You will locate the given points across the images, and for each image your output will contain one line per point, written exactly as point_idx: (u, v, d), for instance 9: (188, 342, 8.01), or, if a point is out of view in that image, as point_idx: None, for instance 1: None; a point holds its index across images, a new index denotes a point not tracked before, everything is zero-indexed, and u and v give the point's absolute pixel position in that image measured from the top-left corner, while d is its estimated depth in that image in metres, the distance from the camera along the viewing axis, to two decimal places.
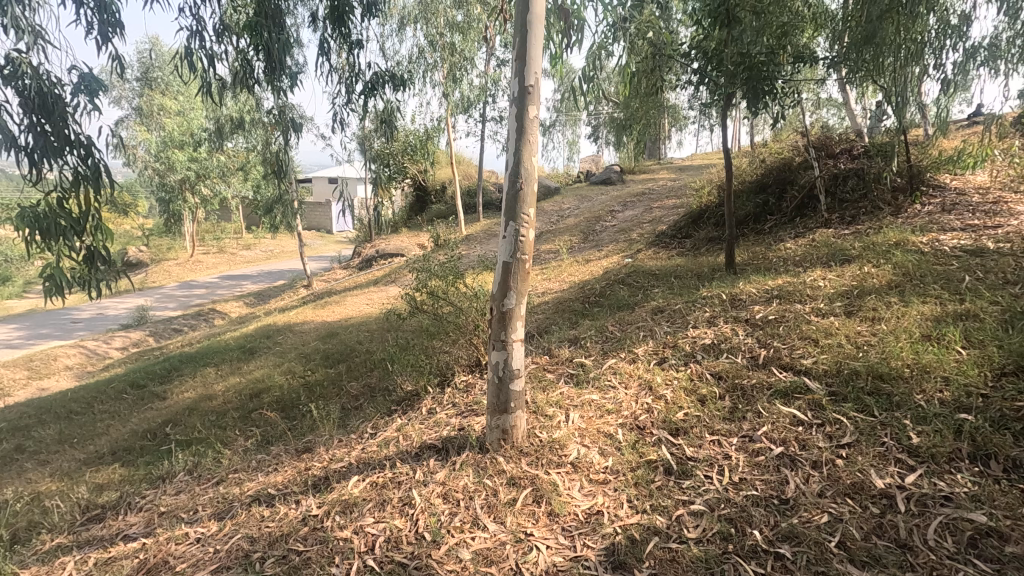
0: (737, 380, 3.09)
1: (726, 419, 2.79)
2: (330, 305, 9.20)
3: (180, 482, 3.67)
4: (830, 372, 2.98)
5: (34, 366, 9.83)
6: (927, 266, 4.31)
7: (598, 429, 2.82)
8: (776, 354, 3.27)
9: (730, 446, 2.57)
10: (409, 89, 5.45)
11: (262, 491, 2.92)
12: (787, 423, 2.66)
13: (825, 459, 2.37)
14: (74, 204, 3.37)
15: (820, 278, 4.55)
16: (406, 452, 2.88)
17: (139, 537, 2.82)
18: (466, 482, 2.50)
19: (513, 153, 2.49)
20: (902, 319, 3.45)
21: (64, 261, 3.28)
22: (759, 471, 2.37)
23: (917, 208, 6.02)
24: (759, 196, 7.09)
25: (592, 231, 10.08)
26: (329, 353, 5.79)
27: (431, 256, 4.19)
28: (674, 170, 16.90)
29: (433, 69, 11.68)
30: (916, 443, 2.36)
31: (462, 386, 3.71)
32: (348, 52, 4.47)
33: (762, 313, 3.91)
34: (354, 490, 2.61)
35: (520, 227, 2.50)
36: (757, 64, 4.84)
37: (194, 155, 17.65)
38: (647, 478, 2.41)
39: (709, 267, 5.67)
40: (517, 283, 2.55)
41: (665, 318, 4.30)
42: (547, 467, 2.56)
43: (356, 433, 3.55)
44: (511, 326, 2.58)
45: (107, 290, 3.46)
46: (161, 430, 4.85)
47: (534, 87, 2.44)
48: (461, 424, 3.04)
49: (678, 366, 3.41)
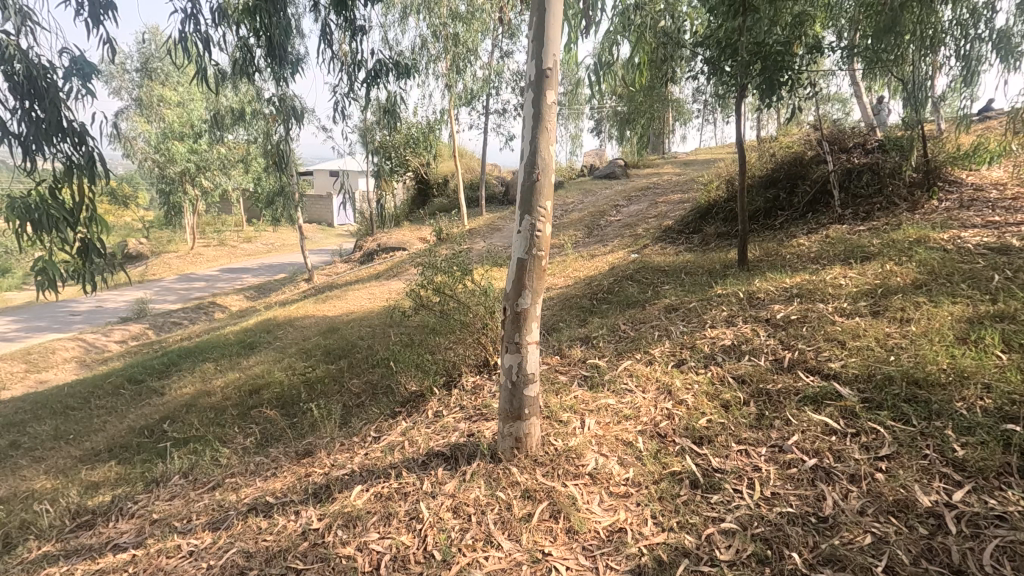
0: (762, 385, 2.92)
1: (752, 426, 2.62)
2: (331, 299, 9.07)
3: (174, 487, 3.50)
4: (861, 377, 2.80)
5: (33, 360, 9.76)
6: (952, 264, 4.13)
7: (617, 437, 2.65)
8: (802, 357, 3.11)
9: (760, 457, 2.40)
10: (412, 77, 5.25)
11: (259, 499, 2.76)
12: (818, 432, 2.49)
13: (864, 473, 2.20)
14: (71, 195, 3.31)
15: (840, 276, 4.37)
16: (412, 460, 2.70)
17: (129, 548, 2.66)
18: (477, 495, 2.33)
19: (528, 141, 2.31)
20: (934, 321, 3.27)
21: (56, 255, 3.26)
22: (793, 484, 2.21)
23: (934, 204, 5.84)
24: (770, 191, 6.86)
25: (596, 226, 9.87)
26: (329, 349, 5.63)
27: (436, 251, 4.01)
28: (679, 165, 16.61)
29: (435, 60, 11.46)
30: (961, 456, 2.19)
31: (469, 387, 3.54)
32: (351, 38, 4.27)
33: (783, 313, 3.74)
34: (358, 501, 2.44)
35: (536, 222, 2.33)
36: (772, 53, 4.63)
37: (194, 146, 17.53)
38: (672, 492, 2.24)
39: (721, 263, 5.50)
40: (533, 281, 2.37)
41: (680, 317, 4.13)
42: (563, 479, 2.38)
43: (358, 436, 3.38)
44: (525, 327, 2.41)
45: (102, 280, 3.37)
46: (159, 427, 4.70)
47: (553, 70, 2.26)
48: (470, 429, 2.87)
49: (696, 369, 3.24)
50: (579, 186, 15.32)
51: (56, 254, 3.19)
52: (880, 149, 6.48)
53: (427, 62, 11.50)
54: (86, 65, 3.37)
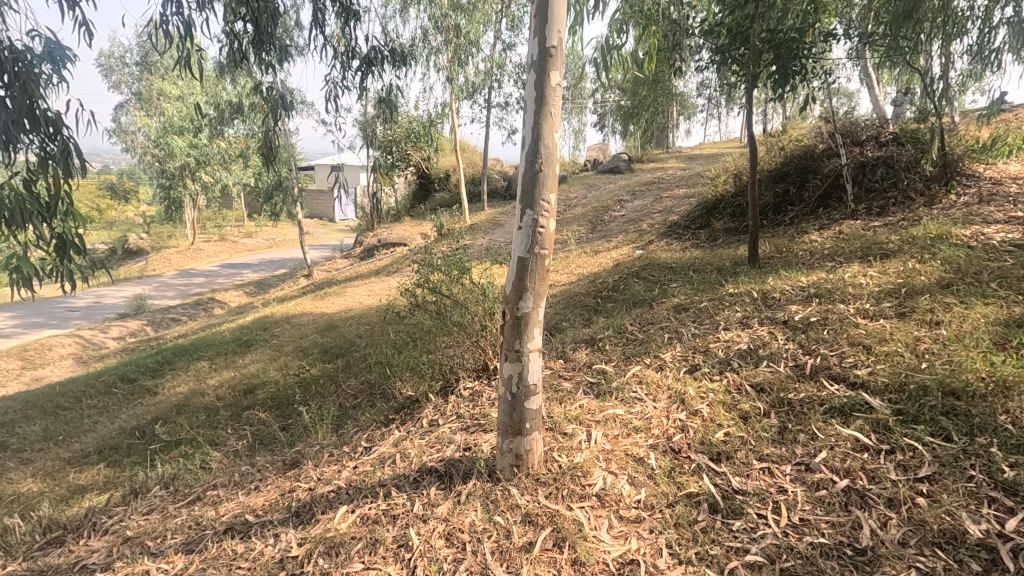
0: (783, 395, 2.69)
1: (775, 441, 2.40)
2: (329, 296, 8.88)
3: (154, 498, 3.29)
4: (891, 387, 2.57)
5: (29, 357, 9.60)
6: (979, 262, 3.89)
7: (627, 452, 2.43)
8: (825, 363, 2.88)
9: (785, 476, 2.18)
10: (410, 66, 4.97)
11: (238, 518, 2.54)
12: (849, 448, 2.26)
13: (902, 497, 1.98)
14: (45, 186, 3.15)
15: (859, 275, 4.12)
16: (402, 478, 2.48)
17: (97, 571, 2.45)
18: (473, 519, 2.12)
19: (530, 128, 2.08)
20: (966, 324, 3.03)
21: (33, 251, 3.17)
22: (824, 509, 1.99)
23: (952, 198, 5.59)
24: (779, 185, 6.57)
25: (600, 222, 9.61)
26: (326, 348, 5.41)
27: (432, 249, 3.78)
28: (684, 160, 16.30)
29: (437, 53, 11.23)
30: (1013, 478, 1.96)
31: (467, 394, 3.31)
32: (346, 24, 3.98)
33: (801, 315, 3.50)
34: (341, 525, 2.22)
35: (539, 217, 2.10)
36: (786, 41, 4.34)
37: (194, 141, 17.08)
38: (689, 517, 2.03)
39: (731, 260, 5.26)
40: (535, 283, 2.15)
41: (691, 317, 3.90)
42: (569, 501, 2.16)
43: (348, 446, 3.17)
44: (527, 334, 2.19)
45: (85, 279, 3.31)
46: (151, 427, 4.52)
47: (558, 49, 2.03)
48: (467, 442, 2.65)
49: (711, 376, 3.01)
50: (582, 181, 15.03)
51: (33, 250, 3.09)
52: (895, 142, 6.21)
53: (428, 55, 11.26)
54: (60, 48, 3.18)
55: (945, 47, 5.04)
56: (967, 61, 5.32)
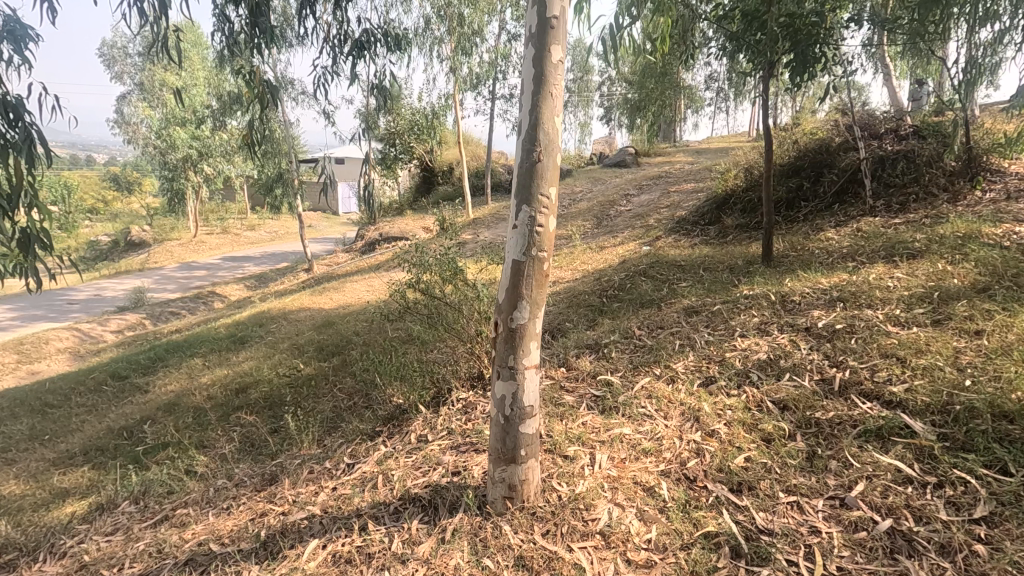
0: (810, 414, 2.41)
1: (804, 470, 2.12)
2: (329, 291, 8.63)
3: (124, 514, 3.05)
4: (933, 407, 2.27)
5: (25, 350, 9.42)
6: (1016, 265, 3.56)
7: (635, 480, 2.17)
8: (856, 377, 2.58)
9: (817, 514, 1.91)
10: (405, 50, 4.60)
11: (202, 546, 2.32)
12: (890, 481, 1.98)
13: (958, 543, 1.70)
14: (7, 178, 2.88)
15: (885, 277, 3.82)
16: (382, 507, 2.23)
17: None
18: (459, 562, 1.86)
19: (527, 112, 1.80)
20: (1010, 336, 2.72)
21: None
22: (864, 556, 1.73)
23: (978, 195, 5.23)
24: (793, 179, 6.23)
25: (607, 217, 9.30)
26: (322, 346, 5.17)
27: (424, 247, 3.50)
28: (690, 154, 15.88)
29: (439, 43, 10.87)
30: None
31: (459, 407, 3.04)
32: (337, 7, 3.61)
33: (825, 321, 3.20)
34: (310, 564, 1.98)
35: (536, 214, 1.82)
36: (806, 26, 4.01)
37: (196, 133, 16.81)
38: (707, 564, 1.76)
39: (744, 258, 4.96)
40: (531, 290, 1.87)
41: (704, 321, 3.61)
42: (569, 540, 1.90)
43: (330, 460, 2.93)
44: (522, 348, 1.91)
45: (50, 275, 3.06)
46: (137, 429, 4.28)
47: (559, 20, 1.73)
48: (456, 466, 2.39)
49: (727, 391, 2.73)
50: (586, 175, 14.68)
51: None
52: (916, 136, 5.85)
53: (431, 45, 10.90)
54: (21, 27, 2.90)
55: (972, 33, 4.69)
56: (993, 50, 4.96)
